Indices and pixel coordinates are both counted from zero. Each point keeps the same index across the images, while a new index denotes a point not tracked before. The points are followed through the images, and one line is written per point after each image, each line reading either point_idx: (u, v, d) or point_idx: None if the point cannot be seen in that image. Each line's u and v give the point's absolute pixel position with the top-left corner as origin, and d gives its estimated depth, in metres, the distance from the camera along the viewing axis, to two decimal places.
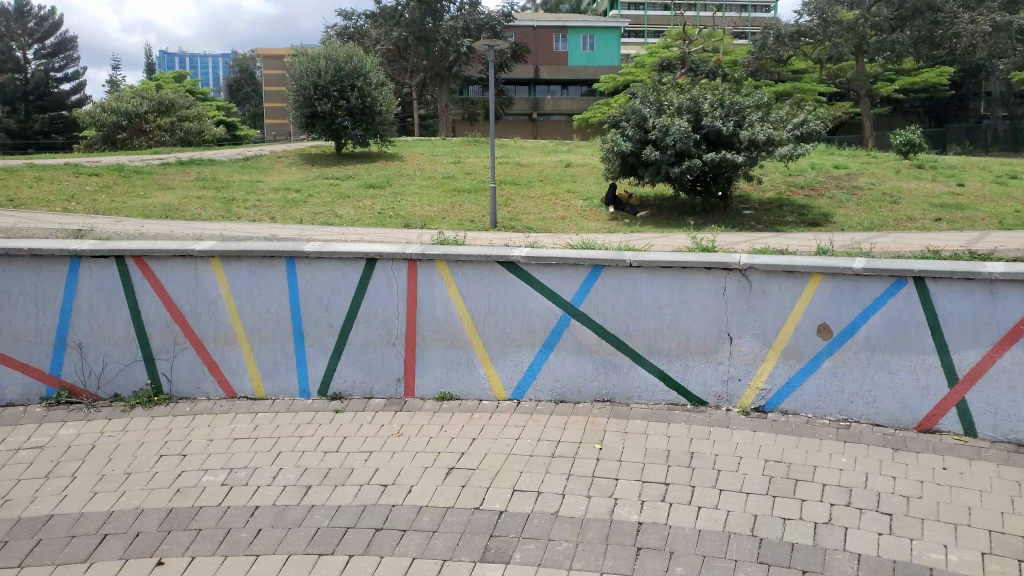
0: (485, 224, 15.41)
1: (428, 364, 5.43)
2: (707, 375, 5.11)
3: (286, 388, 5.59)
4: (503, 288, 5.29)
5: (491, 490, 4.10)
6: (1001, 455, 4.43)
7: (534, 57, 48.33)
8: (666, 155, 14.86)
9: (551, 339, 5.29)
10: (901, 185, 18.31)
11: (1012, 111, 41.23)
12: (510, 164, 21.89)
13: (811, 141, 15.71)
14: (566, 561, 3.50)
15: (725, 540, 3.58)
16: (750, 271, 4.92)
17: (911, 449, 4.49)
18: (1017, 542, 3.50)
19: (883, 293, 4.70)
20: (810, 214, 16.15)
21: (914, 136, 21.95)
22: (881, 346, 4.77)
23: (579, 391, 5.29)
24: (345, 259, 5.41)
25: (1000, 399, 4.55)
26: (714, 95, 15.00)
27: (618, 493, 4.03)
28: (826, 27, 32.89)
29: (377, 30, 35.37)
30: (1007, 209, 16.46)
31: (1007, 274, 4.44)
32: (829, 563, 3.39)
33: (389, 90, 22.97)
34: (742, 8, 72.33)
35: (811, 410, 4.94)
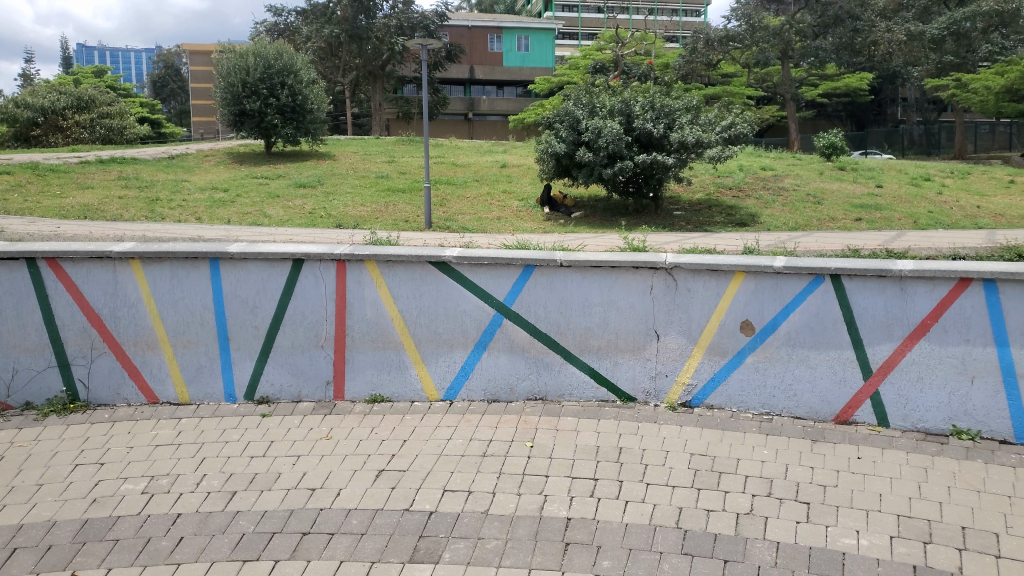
0: (420, 224, 15.35)
1: (359, 366, 5.38)
2: (635, 372, 5.21)
3: (210, 393, 5.45)
4: (434, 288, 5.28)
5: (421, 491, 4.09)
6: (911, 443, 4.65)
7: (470, 57, 48.29)
8: (599, 157, 15.06)
9: (483, 338, 5.31)
10: (823, 187, 18.98)
11: (926, 116, 43.31)
12: (445, 164, 21.84)
13: (738, 143, 16.10)
14: (495, 558, 3.52)
15: (650, 533, 3.66)
16: (676, 271, 5.05)
17: (829, 440, 4.67)
18: (923, 525, 3.68)
19: (802, 290, 4.88)
20: (738, 214, 16.61)
21: (836, 139, 22.78)
22: (801, 342, 4.95)
23: (512, 390, 5.32)
24: (273, 260, 5.32)
25: (910, 391, 4.76)
26: (645, 98, 15.29)
27: (548, 490, 4.07)
28: (753, 32, 34.07)
29: (309, 28, 34.79)
30: (921, 210, 17.27)
31: (916, 272, 4.66)
32: (749, 552, 3.50)
33: (321, 89, 22.60)
34: (674, 12, 73.65)
35: (734, 404, 5.09)
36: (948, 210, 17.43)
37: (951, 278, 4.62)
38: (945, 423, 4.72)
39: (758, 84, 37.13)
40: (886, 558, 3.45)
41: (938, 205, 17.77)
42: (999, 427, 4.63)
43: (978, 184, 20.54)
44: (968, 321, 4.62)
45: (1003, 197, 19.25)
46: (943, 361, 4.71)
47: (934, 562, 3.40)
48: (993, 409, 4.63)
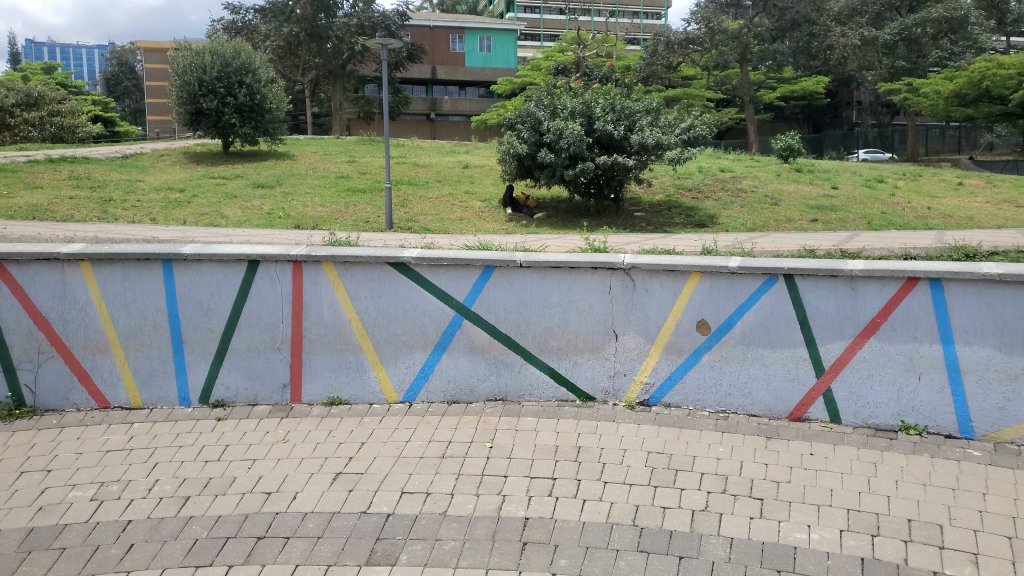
0: (380, 224, 15.29)
1: (316, 369, 5.33)
2: (594, 371, 5.26)
3: (164, 396, 5.36)
4: (393, 288, 5.25)
5: (378, 493, 4.07)
6: (861, 439, 4.76)
7: (431, 57, 48.08)
8: (561, 158, 15.13)
9: (442, 340, 5.30)
10: (780, 188, 19.35)
11: (880, 119, 44.41)
12: (406, 165, 21.75)
13: (697, 145, 16.28)
14: (452, 559, 3.52)
15: (607, 530, 3.70)
16: (633, 271, 5.10)
17: (783, 437, 4.76)
18: (871, 518, 3.78)
19: (756, 290, 4.97)
20: (698, 215, 16.85)
21: (793, 141, 23.18)
22: (756, 340, 5.03)
23: (472, 391, 5.32)
24: (227, 261, 5.25)
25: (860, 388, 4.88)
26: (606, 99, 15.40)
27: (506, 490, 4.08)
28: (712, 35, 34.56)
29: (267, 26, 34.34)
30: (875, 211, 17.68)
31: (866, 271, 4.77)
32: (704, 548, 3.55)
33: (280, 88, 22.32)
34: (635, 15, 74.13)
35: (691, 402, 5.16)
36: (900, 210, 17.91)
37: (900, 277, 4.73)
38: (894, 419, 4.84)
39: (718, 87, 37.60)
40: (836, 551, 3.53)
41: (891, 206, 18.20)
42: (945, 422, 4.76)
43: (928, 186, 21.13)
44: (916, 320, 4.74)
45: (953, 198, 19.81)
46: (892, 358, 4.83)
47: (882, 555, 3.49)
48: (938, 404, 4.76)
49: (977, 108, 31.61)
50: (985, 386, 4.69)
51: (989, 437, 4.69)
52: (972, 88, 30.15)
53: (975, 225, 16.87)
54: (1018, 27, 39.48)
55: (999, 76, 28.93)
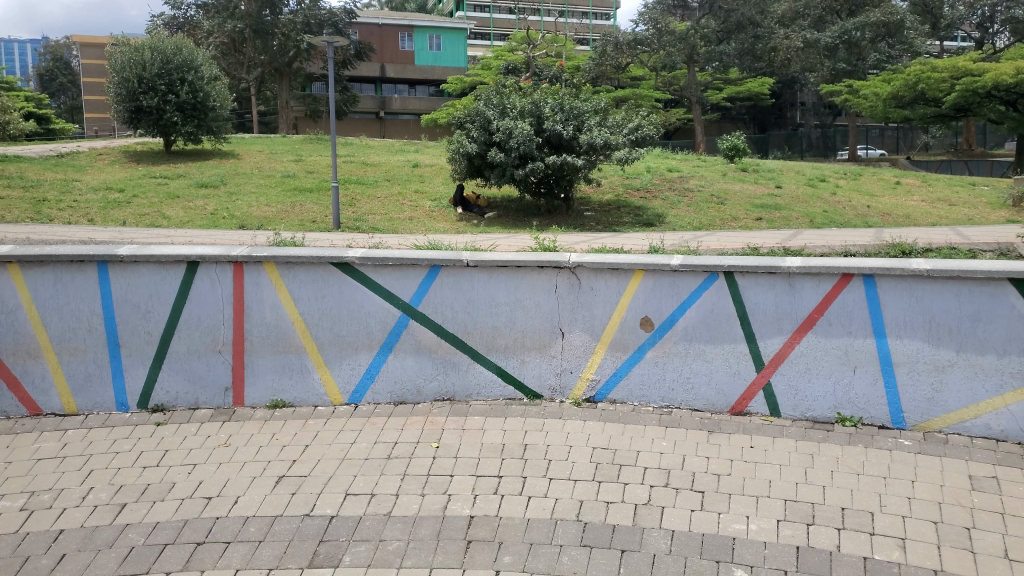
0: (327, 224, 15.11)
1: (259, 371, 5.26)
2: (542, 369, 5.29)
3: (100, 402, 5.23)
4: (337, 289, 5.20)
5: (322, 495, 4.04)
6: (799, 431, 4.89)
7: (380, 56, 47.71)
8: (511, 158, 15.18)
9: (389, 340, 5.28)
10: (726, 188, 19.70)
11: (822, 120, 45.57)
12: (355, 163, 21.52)
13: (645, 145, 16.45)
14: (396, 559, 3.51)
15: (551, 527, 3.73)
16: (579, 270, 5.16)
17: (724, 431, 4.86)
18: (807, 508, 3.89)
19: (698, 287, 5.06)
20: (646, 215, 17.04)
21: (739, 141, 23.71)
22: (697, 336, 5.13)
23: (418, 391, 5.31)
24: (165, 262, 5.14)
25: (798, 381, 5.01)
26: (554, 99, 15.49)
27: (452, 489, 4.08)
28: (660, 37, 35.08)
29: (210, 22, 33.59)
30: (817, 210, 18.15)
31: (803, 268, 4.89)
32: (645, 542, 3.61)
33: (223, 86, 21.85)
34: (585, 15, 74.72)
35: (635, 398, 5.24)
36: (841, 209, 18.38)
37: (835, 274, 4.87)
38: (831, 411, 4.98)
39: (666, 87, 37.96)
40: (772, 540, 3.63)
41: (832, 205, 18.71)
42: (878, 413, 4.92)
43: (868, 186, 21.77)
44: (851, 315, 4.89)
45: (891, 197, 20.47)
46: (829, 352, 4.97)
47: (816, 542, 3.59)
48: (872, 396, 4.92)
49: (913, 110, 32.74)
50: (915, 377, 4.85)
51: (919, 427, 4.86)
52: (909, 91, 31.18)
53: (911, 223, 17.44)
54: (950, 32, 40.95)
55: (934, 79, 30.04)
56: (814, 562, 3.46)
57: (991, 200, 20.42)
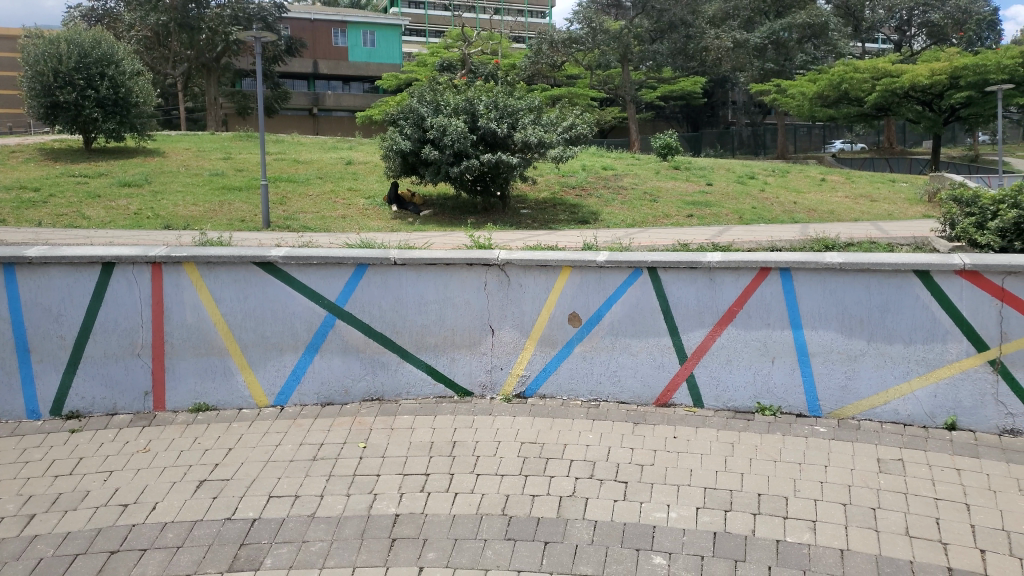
0: (257, 223, 14.81)
1: (180, 374, 5.15)
2: (472, 366, 5.32)
3: (10, 410, 5.07)
4: (260, 289, 5.14)
5: (245, 499, 3.97)
6: (721, 421, 5.02)
7: (312, 52, 46.94)
8: (445, 155, 15.15)
9: (315, 341, 5.23)
10: (659, 186, 20.08)
11: (753, 118, 46.82)
12: (286, 161, 21.14)
13: (579, 143, 16.58)
14: (318, 560, 3.49)
15: (476, 521, 3.76)
16: (507, 267, 5.21)
17: (649, 423, 4.97)
18: (725, 495, 4.02)
19: (623, 283, 5.16)
20: (581, 212, 17.24)
21: (671, 140, 24.22)
22: (623, 330, 5.23)
23: (346, 392, 5.26)
24: (78, 264, 5.00)
25: (720, 373, 5.15)
26: (488, 97, 15.47)
27: (378, 488, 4.07)
28: (594, 35, 35.43)
29: (132, 15, 32.46)
30: (746, 206, 18.68)
31: (723, 263, 5.02)
32: (569, 533, 3.67)
33: (147, 81, 21.10)
34: (520, 13, 75.19)
35: (564, 392, 5.31)
36: (769, 206, 18.95)
37: (753, 268, 5.02)
38: (751, 401, 5.13)
39: (601, 86, 38.42)
40: (691, 527, 3.74)
41: (760, 202, 19.28)
42: (796, 402, 5.08)
43: (795, 183, 22.50)
44: (769, 308, 5.05)
45: (816, 193, 21.21)
46: (748, 343, 5.12)
47: (732, 528, 3.72)
48: (790, 385, 5.09)
49: (838, 109, 33.97)
50: (829, 366, 5.04)
51: (834, 414, 5.04)
52: (833, 90, 32.44)
53: (835, 219, 18.12)
54: (871, 34, 42.59)
55: (857, 79, 31.47)
56: (729, 547, 3.58)
57: (909, 196, 21.37)
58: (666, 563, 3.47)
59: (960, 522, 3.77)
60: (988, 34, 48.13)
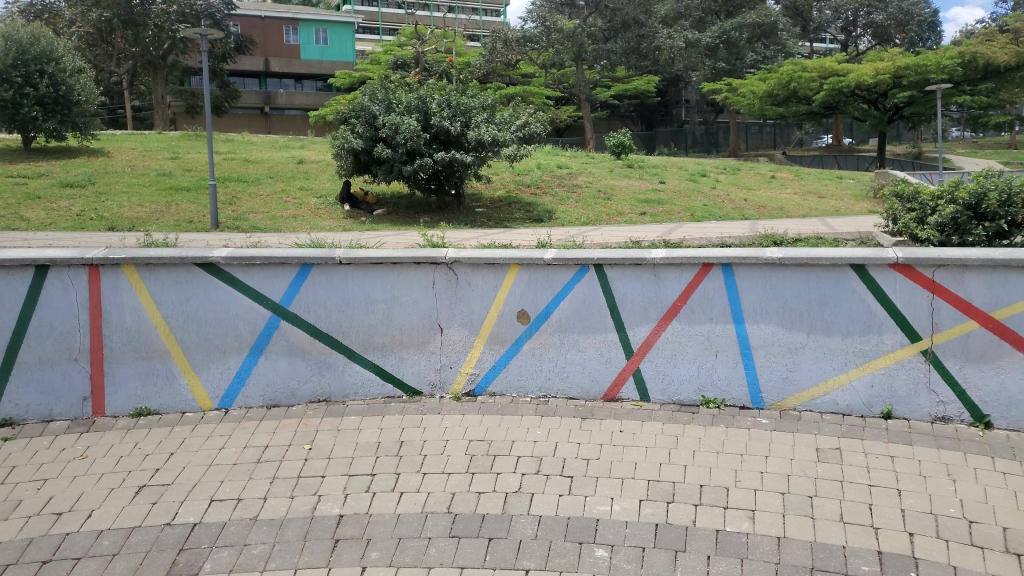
0: (205, 224, 14.55)
1: (120, 379, 5.08)
2: (421, 365, 5.31)
3: None
4: (203, 290, 5.09)
5: (186, 503, 3.91)
6: (667, 414, 5.09)
7: (263, 49, 46.21)
8: (398, 153, 15.06)
9: (259, 342, 5.19)
10: (613, 184, 20.29)
11: (705, 117, 47.54)
12: (236, 160, 20.78)
13: (533, 141, 16.62)
14: (260, 563, 3.46)
15: (421, 520, 3.76)
16: (455, 265, 5.21)
17: (596, 417, 5.03)
18: (668, 487, 4.09)
19: (570, 280, 5.21)
20: (536, 211, 17.30)
21: (625, 138, 24.48)
22: (571, 327, 5.28)
23: (292, 394, 5.22)
24: (10, 267, 4.92)
25: (665, 367, 5.22)
26: (441, 96, 15.42)
27: (322, 489, 4.05)
28: (548, 34, 35.56)
29: (73, 11, 31.55)
30: (698, 204, 18.97)
31: (667, 259, 5.10)
32: (513, 528, 3.70)
33: (89, 79, 20.57)
34: (475, 12, 75.30)
35: (513, 390, 5.33)
36: (720, 203, 19.27)
37: (696, 264, 5.10)
38: (696, 394, 5.21)
39: (556, 85, 38.48)
40: (633, 519, 3.80)
41: (712, 199, 19.59)
42: (739, 394, 5.18)
43: (746, 180, 22.92)
44: (711, 303, 5.13)
45: (766, 190, 21.63)
46: (692, 338, 5.20)
47: (673, 519, 3.79)
48: (733, 377, 5.17)
49: (787, 108, 34.76)
50: (771, 359, 5.14)
51: (776, 406, 5.15)
52: (783, 89, 33.19)
53: (784, 215, 18.52)
54: (818, 35, 43.57)
55: (805, 78, 32.23)
56: (670, 538, 3.64)
57: (855, 193, 21.93)
58: (607, 555, 3.52)
59: (891, 507, 3.90)
60: (929, 34, 49.67)
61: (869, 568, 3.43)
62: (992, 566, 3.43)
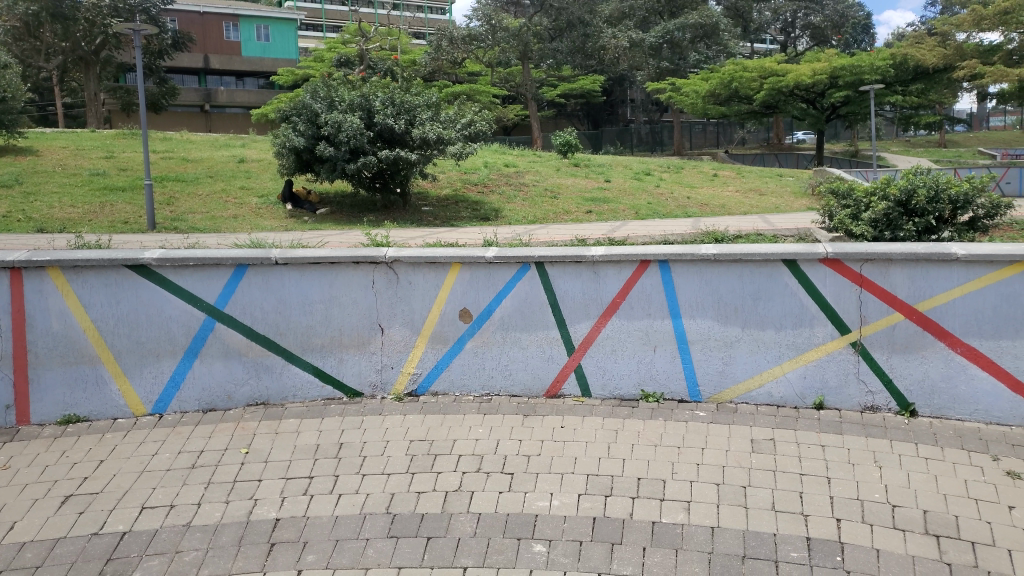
0: (140, 225, 14.16)
1: (47, 385, 4.99)
2: (361, 366, 5.27)
3: None
4: (133, 293, 5.00)
5: (115, 511, 3.81)
6: (607, 409, 5.15)
7: (202, 46, 45.12)
8: (341, 152, 14.87)
9: (194, 345, 5.10)
10: (559, 182, 20.41)
11: (650, 116, 48.21)
12: (174, 159, 20.25)
13: (478, 140, 16.59)
14: (192, 569, 3.40)
15: (358, 521, 3.73)
16: (396, 264, 5.18)
17: (539, 414, 5.06)
18: (607, 481, 4.14)
19: (511, 277, 5.22)
20: (483, 210, 17.29)
21: (571, 138, 24.65)
22: (513, 325, 5.30)
23: (229, 397, 5.14)
24: None
25: (606, 363, 5.29)
26: (385, 94, 15.28)
27: (258, 494, 3.98)
28: (494, 33, 35.41)
29: None
30: (643, 202, 19.22)
31: (606, 256, 5.16)
32: (452, 527, 3.70)
33: (17, 75, 19.81)
34: (420, 10, 75.07)
35: (456, 388, 5.33)
36: (664, 201, 19.55)
37: (634, 260, 5.16)
38: (636, 389, 5.28)
39: (503, 84, 38.38)
40: (571, 513, 3.84)
41: (656, 197, 19.86)
42: (678, 388, 5.27)
43: (689, 178, 23.31)
44: (649, 299, 5.21)
45: (709, 188, 22.07)
46: (631, 333, 5.27)
47: (611, 512, 3.84)
48: (671, 372, 5.26)
49: (729, 107, 35.41)
50: (707, 353, 5.24)
51: (713, 399, 5.25)
52: (725, 89, 33.93)
53: (726, 212, 18.92)
54: (758, 35, 44.59)
55: (746, 78, 33.04)
56: (608, 533, 3.68)
57: (795, 190, 22.50)
58: (546, 551, 3.54)
59: (821, 494, 4.02)
60: (863, 36, 51.28)
61: (797, 554, 3.53)
62: (913, 547, 3.57)
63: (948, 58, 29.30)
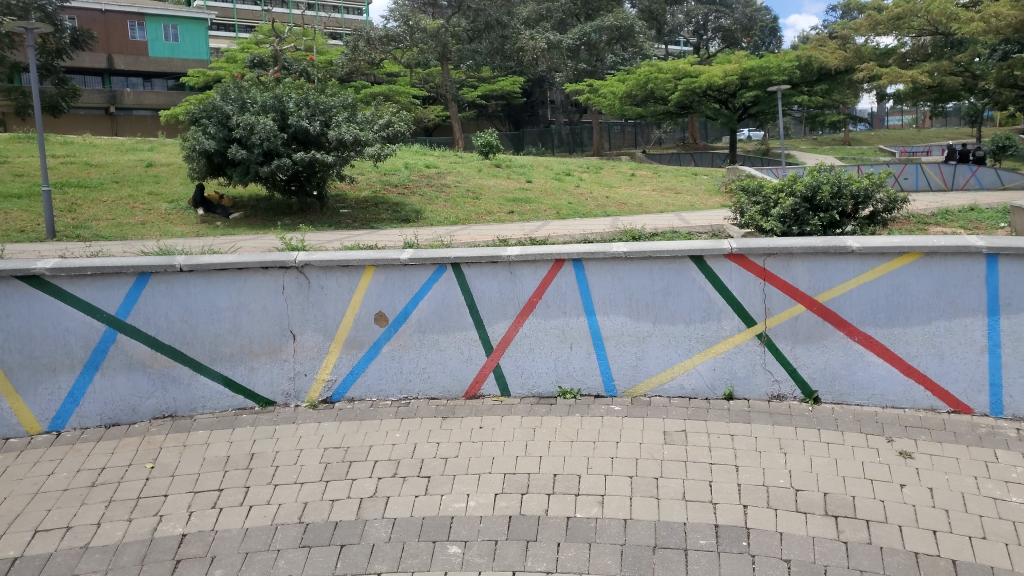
0: (39, 233, 13.45)
1: None
2: (273, 374, 5.14)
3: None
4: (25, 306, 4.77)
5: (5, 538, 3.62)
6: (526, 407, 5.19)
7: (104, 45, 43.12)
8: (254, 154, 14.47)
9: (94, 358, 4.89)
10: (480, 183, 20.42)
11: (570, 117, 48.81)
12: (75, 164, 19.30)
13: (397, 141, 16.41)
14: None
15: (269, 533, 3.65)
16: (307, 268, 5.08)
17: (457, 415, 5.05)
18: (522, 478, 4.17)
19: (427, 279, 5.19)
20: (404, 211, 17.15)
21: (491, 138, 24.69)
22: (430, 327, 5.27)
23: (133, 411, 4.95)
24: None
25: (523, 362, 5.32)
26: (298, 95, 14.95)
27: (164, 509, 3.84)
28: (411, 33, 34.99)
29: None
30: (564, 201, 19.45)
31: (521, 256, 5.19)
32: (366, 533, 3.66)
33: None
34: (335, 10, 73.96)
35: (372, 394, 5.26)
36: (584, 200, 19.83)
37: (548, 260, 5.21)
38: (553, 386, 5.34)
39: (422, 85, 37.98)
40: (487, 513, 3.85)
41: (576, 197, 20.12)
42: (593, 383, 5.35)
43: (608, 178, 23.69)
44: (564, 297, 5.27)
45: (628, 187, 22.51)
46: (548, 332, 5.32)
47: (526, 510, 3.87)
48: (588, 368, 5.34)
49: (646, 107, 36.15)
50: (621, 349, 5.33)
51: (628, 393, 5.36)
52: (641, 89, 34.46)
53: (643, 211, 19.35)
54: (672, 37, 45.65)
55: (661, 79, 33.63)
56: (524, 531, 3.70)
57: (709, 188, 23.18)
58: (460, 552, 3.54)
59: (729, 482, 4.15)
60: (771, 39, 53.21)
61: (705, 541, 3.64)
62: (813, 529, 3.73)
63: (847, 59, 30.70)
